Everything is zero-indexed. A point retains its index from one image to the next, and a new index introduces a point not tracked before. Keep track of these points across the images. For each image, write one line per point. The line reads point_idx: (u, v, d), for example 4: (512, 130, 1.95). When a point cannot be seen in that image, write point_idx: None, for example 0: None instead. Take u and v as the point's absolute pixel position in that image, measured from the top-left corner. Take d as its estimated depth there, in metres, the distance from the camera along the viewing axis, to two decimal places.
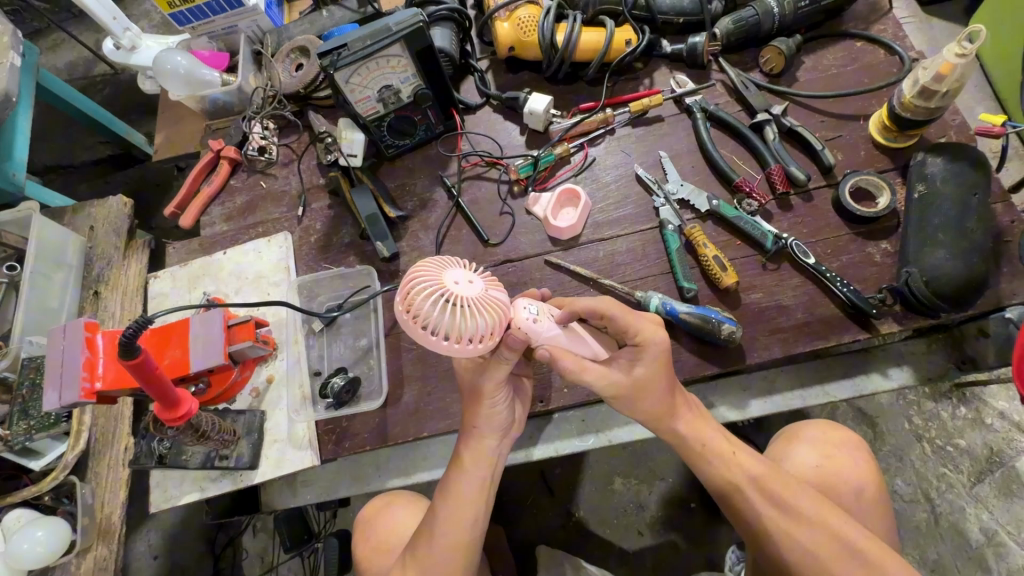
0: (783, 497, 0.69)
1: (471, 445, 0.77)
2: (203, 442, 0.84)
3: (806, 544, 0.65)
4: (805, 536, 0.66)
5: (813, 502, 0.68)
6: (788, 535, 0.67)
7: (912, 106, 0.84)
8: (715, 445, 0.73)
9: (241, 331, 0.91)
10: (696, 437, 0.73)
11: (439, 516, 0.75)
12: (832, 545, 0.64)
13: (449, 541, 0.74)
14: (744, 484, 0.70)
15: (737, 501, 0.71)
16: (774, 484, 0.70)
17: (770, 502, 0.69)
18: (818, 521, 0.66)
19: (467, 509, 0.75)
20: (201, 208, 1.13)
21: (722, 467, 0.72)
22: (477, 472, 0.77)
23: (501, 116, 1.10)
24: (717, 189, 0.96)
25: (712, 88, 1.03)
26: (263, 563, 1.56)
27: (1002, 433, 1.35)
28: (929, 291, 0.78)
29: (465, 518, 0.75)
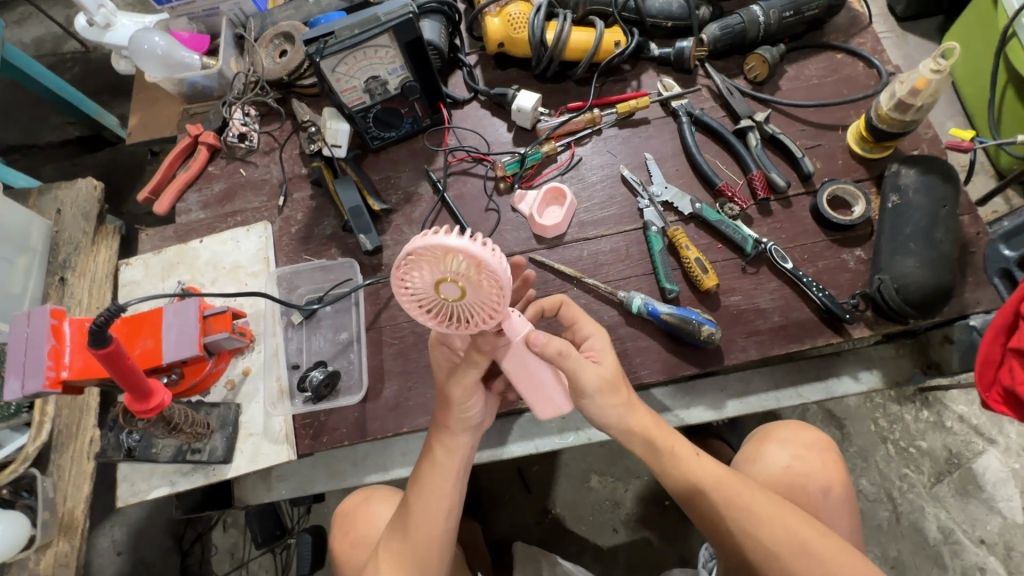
0: (748, 500, 0.70)
1: (444, 443, 0.76)
2: (175, 435, 0.82)
3: (772, 547, 0.67)
4: (771, 539, 0.67)
5: (776, 505, 0.69)
6: (754, 538, 0.68)
7: (888, 119, 0.87)
8: (683, 449, 0.74)
9: (217, 322, 0.89)
10: (663, 443, 0.73)
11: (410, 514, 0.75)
12: (795, 546, 0.66)
13: (422, 539, 0.74)
14: (712, 487, 0.71)
15: (704, 504, 0.72)
16: (739, 487, 0.71)
17: (737, 505, 0.70)
18: (782, 524, 0.68)
19: (440, 507, 0.74)
20: (177, 194, 1.10)
21: (690, 471, 0.73)
22: (447, 467, 0.75)
23: (488, 112, 1.09)
24: (700, 193, 0.98)
25: (698, 93, 1.05)
26: (233, 559, 1.52)
27: (960, 435, 1.42)
28: (900, 298, 0.81)
29: (437, 516, 0.74)
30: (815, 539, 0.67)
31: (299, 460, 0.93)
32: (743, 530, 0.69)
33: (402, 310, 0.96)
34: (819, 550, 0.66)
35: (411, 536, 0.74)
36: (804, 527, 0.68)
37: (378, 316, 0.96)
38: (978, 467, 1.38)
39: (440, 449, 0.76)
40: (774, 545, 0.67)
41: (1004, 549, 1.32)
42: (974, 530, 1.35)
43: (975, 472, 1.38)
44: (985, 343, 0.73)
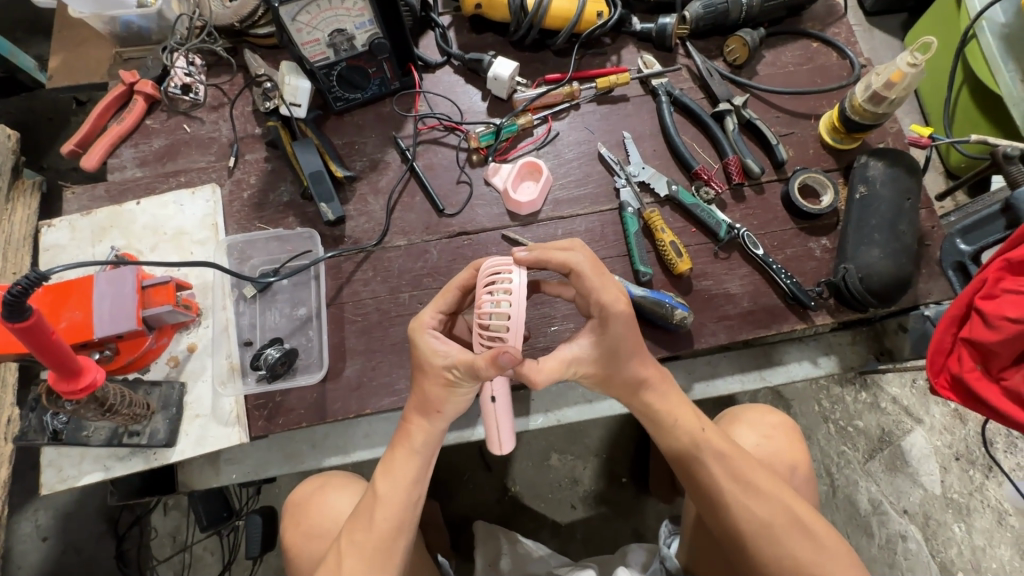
0: (747, 471, 0.71)
1: (422, 422, 0.72)
2: (109, 417, 0.74)
3: (762, 516, 0.69)
4: (762, 509, 0.69)
5: (774, 480, 0.71)
6: (744, 507, 0.70)
7: (862, 110, 0.88)
8: (686, 418, 0.74)
9: (157, 294, 0.80)
10: (667, 411, 0.74)
11: (378, 498, 0.71)
12: (784, 518, 0.68)
13: (389, 527, 0.70)
14: (712, 457, 0.73)
15: (703, 472, 0.73)
16: (739, 460, 0.72)
17: (736, 477, 0.71)
18: (773, 496, 0.70)
19: (407, 490, 0.71)
20: (110, 148, 0.98)
21: (693, 440, 0.74)
22: (424, 446, 0.72)
23: (462, 78, 1.03)
24: (676, 175, 0.97)
25: (678, 73, 1.02)
26: (175, 543, 1.44)
27: (893, 416, 1.52)
28: (863, 287, 0.83)
29: (405, 500, 0.71)
30: (799, 511, 0.69)
31: (251, 442, 0.87)
32: (736, 498, 0.70)
33: (366, 286, 0.91)
34: (804, 524, 0.68)
35: (380, 524, 0.70)
36: (794, 502, 0.70)
37: (340, 292, 0.90)
38: (906, 443, 1.50)
39: (415, 424, 0.72)
40: (765, 516, 0.69)
41: (923, 518, 1.45)
42: (899, 501, 1.46)
43: (903, 449, 1.50)
44: (938, 332, 0.76)
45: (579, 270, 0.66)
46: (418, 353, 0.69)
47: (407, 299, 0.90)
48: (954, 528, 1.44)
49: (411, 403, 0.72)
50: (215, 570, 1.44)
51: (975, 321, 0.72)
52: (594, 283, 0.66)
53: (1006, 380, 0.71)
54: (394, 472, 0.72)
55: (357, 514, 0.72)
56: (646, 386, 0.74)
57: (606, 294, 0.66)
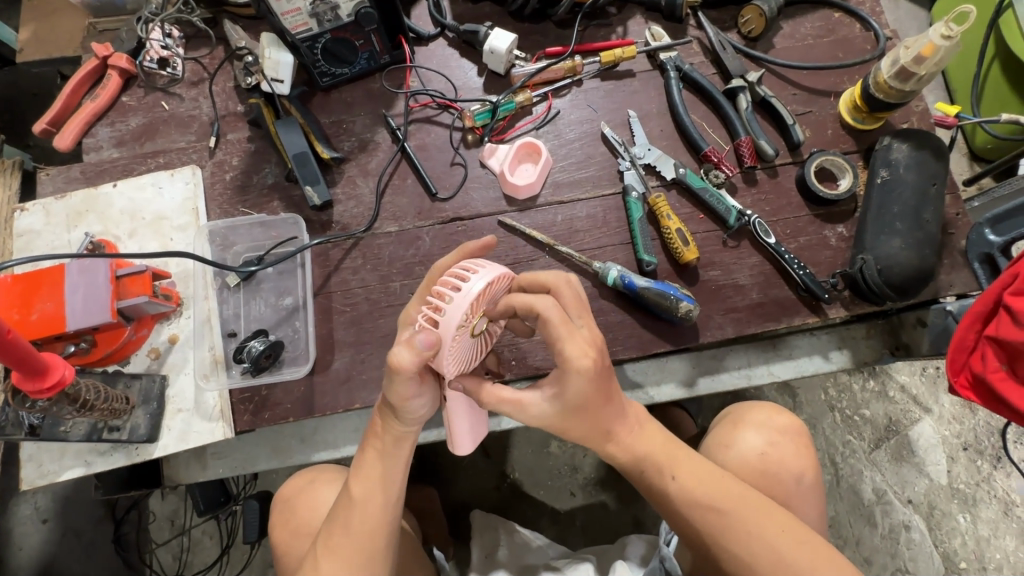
0: (723, 506, 0.66)
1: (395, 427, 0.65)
2: (85, 413, 0.71)
3: (742, 557, 0.65)
4: (740, 548, 0.65)
5: (754, 513, 0.66)
6: (722, 544, 0.66)
7: (887, 88, 0.81)
8: (655, 459, 0.69)
9: (133, 284, 0.77)
10: (634, 451, 0.69)
11: (353, 502, 0.66)
12: (766, 557, 0.63)
13: (370, 531, 0.65)
14: (682, 499, 0.68)
15: (678, 516, 0.68)
16: (712, 498, 0.67)
17: (710, 518, 0.66)
18: (753, 533, 0.65)
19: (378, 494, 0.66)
20: (85, 127, 0.93)
21: (662, 486, 0.69)
22: (399, 450, 0.67)
23: (457, 51, 0.96)
24: (684, 157, 0.91)
25: (688, 46, 0.95)
26: (173, 526, 1.44)
27: (901, 404, 1.49)
28: (881, 280, 0.78)
29: (378, 502, 0.66)
30: (784, 548, 0.63)
31: (236, 437, 0.84)
32: (713, 538, 0.66)
33: (355, 274, 0.86)
34: (790, 557, 0.63)
35: (358, 527, 0.65)
36: (776, 536, 0.64)
37: (328, 280, 0.86)
38: (913, 433, 1.47)
39: (385, 428, 0.66)
40: (745, 555, 0.64)
41: (928, 508, 1.42)
42: (904, 491, 1.44)
43: (910, 438, 1.47)
44: (961, 329, 0.72)
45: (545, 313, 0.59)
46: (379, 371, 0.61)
47: (398, 288, 0.86)
48: (959, 519, 1.41)
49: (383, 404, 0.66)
50: (213, 554, 1.44)
51: (1003, 318, 0.67)
52: (560, 332, 0.58)
53: None
54: (363, 474, 0.67)
55: (335, 519, 0.67)
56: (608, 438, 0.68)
57: (571, 346, 0.58)
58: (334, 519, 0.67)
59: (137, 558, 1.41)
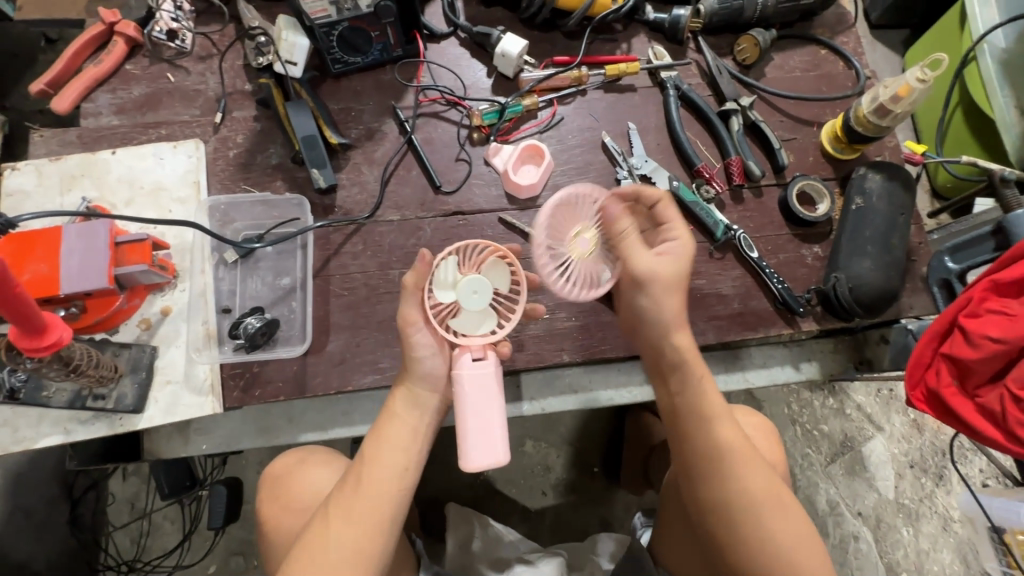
0: (763, 468, 0.70)
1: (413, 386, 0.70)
2: (73, 378, 0.70)
3: (776, 517, 0.67)
4: (768, 509, 0.68)
5: (782, 481, 0.71)
6: (750, 505, 0.68)
7: (866, 122, 0.88)
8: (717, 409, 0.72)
9: (132, 252, 0.76)
10: (697, 397, 0.72)
11: (375, 461, 0.67)
12: (795, 520, 0.68)
13: (388, 492, 0.66)
14: (736, 451, 0.70)
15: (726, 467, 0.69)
16: (749, 455, 0.70)
17: (755, 472, 0.69)
18: (785, 494, 0.69)
19: (406, 454, 0.68)
20: (85, 92, 0.91)
21: (721, 431, 0.70)
22: (420, 411, 0.70)
23: (467, 51, 0.99)
24: (678, 171, 0.96)
25: (687, 67, 1.01)
26: (133, 509, 1.40)
27: (856, 422, 1.58)
28: (851, 297, 0.84)
29: (404, 462, 0.68)
30: (806, 515, 0.69)
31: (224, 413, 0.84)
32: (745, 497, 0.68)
33: (354, 260, 0.88)
34: (802, 528, 0.68)
35: (365, 493, 0.65)
36: (801, 503, 0.70)
37: (328, 263, 0.87)
38: (865, 449, 1.56)
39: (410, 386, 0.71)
40: (768, 517, 0.67)
41: (875, 520, 1.51)
42: (854, 503, 1.52)
43: (863, 454, 1.56)
44: (919, 346, 0.79)
45: (665, 201, 0.76)
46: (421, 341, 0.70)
47: (397, 276, 0.88)
48: (901, 531, 1.51)
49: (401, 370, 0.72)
50: (174, 540, 1.40)
51: (957, 336, 0.74)
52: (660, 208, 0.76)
53: (981, 398, 0.73)
54: (391, 438, 0.68)
55: (344, 484, 0.66)
56: (682, 364, 0.73)
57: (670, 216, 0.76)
58: (342, 487, 0.66)
59: (92, 541, 1.36)
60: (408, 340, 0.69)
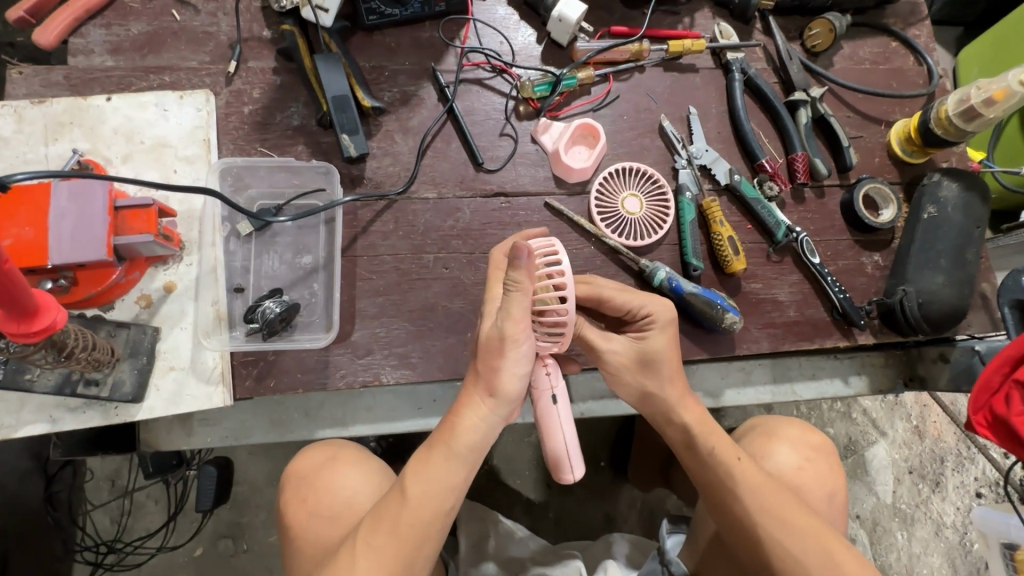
0: (783, 503, 0.67)
1: (480, 405, 0.58)
2: (64, 363, 0.61)
3: (797, 557, 0.64)
4: (796, 548, 0.64)
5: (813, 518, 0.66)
6: (774, 540, 0.65)
7: (947, 124, 0.82)
8: (722, 446, 0.71)
9: (135, 219, 0.65)
10: (698, 436, 0.72)
11: (406, 500, 0.57)
12: (822, 561, 0.63)
13: (418, 532, 0.56)
14: (747, 490, 0.68)
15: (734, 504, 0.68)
16: (768, 492, 0.68)
17: (769, 511, 0.66)
18: (813, 535, 0.65)
19: (440, 496, 0.57)
20: (74, 24, 0.78)
21: (728, 469, 0.69)
22: (465, 453, 0.58)
23: (516, 12, 0.88)
24: (738, 164, 0.89)
25: (753, 50, 0.92)
26: (114, 487, 1.31)
27: (861, 426, 1.58)
28: (919, 313, 0.80)
29: (440, 500, 0.57)
30: (842, 559, 0.63)
31: (233, 404, 0.75)
32: (767, 534, 0.65)
33: (384, 240, 0.78)
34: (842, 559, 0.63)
35: (405, 529, 0.56)
36: (838, 545, 0.64)
37: (354, 242, 0.77)
38: (868, 454, 1.56)
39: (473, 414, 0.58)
40: (802, 555, 0.64)
41: (872, 524, 1.52)
42: (853, 506, 1.52)
43: (865, 458, 1.56)
44: (988, 370, 0.75)
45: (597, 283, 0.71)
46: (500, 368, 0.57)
47: (431, 261, 0.79)
48: (897, 535, 1.51)
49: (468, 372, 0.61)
50: (158, 520, 1.31)
51: None
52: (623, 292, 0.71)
53: None
54: (428, 475, 0.57)
55: (384, 506, 0.57)
56: (675, 406, 0.73)
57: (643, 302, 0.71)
58: (378, 512, 0.58)
59: (67, 519, 1.26)
60: (513, 352, 0.56)
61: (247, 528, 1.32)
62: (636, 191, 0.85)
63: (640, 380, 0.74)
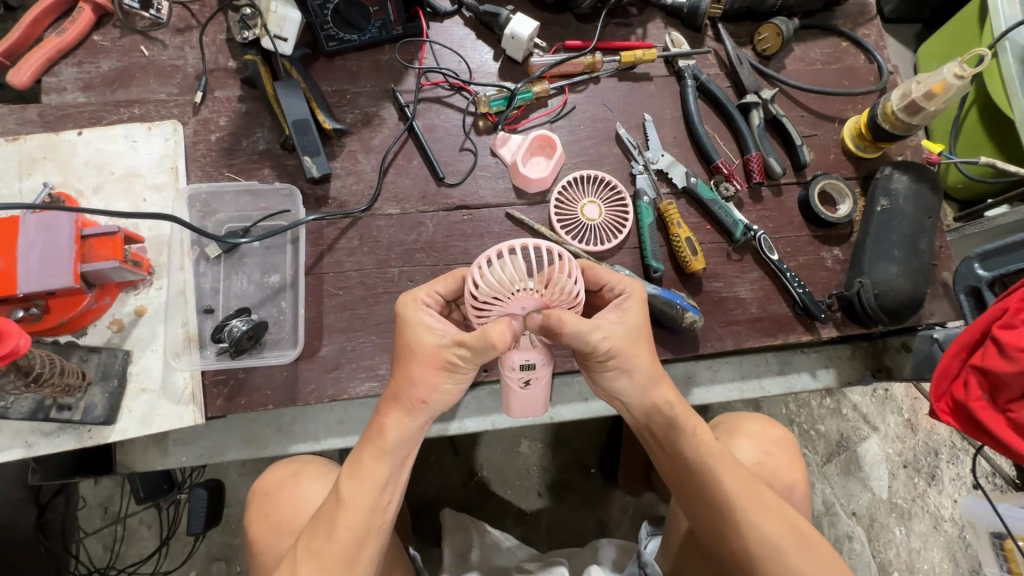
0: (759, 490, 0.67)
1: (400, 419, 0.59)
2: (34, 388, 0.63)
3: (774, 543, 0.64)
4: (774, 532, 0.65)
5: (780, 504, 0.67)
6: (754, 528, 0.65)
7: (893, 118, 0.85)
8: (703, 434, 0.67)
9: (101, 246, 0.68)
10: (683, 426, 0.66)
11: (341, 503, 0.59)
12: (797, 544, 0.64)
13: (356, 536, 0.58)
14: (728, 477, 0.66)
15: (717, 494, 0.66)
16: (744, 482, 0.67)
17: (746, 499, 0.66)
18: (788, 520, 0.66)
19: (377, 494, 0.59)
20: (46, 64, 0.82)
21: (709, 458, 0.67)
22: (399, 451, 0.60)
23: (473, 32, 0.92)
24: (695, 167, 0.91)
25: (705, 56, 0.95)
26: (106, 514, 1.31)
27: (852, 422, 1.57)
28: (877, 304, 0.81)
29: (375, 503, 0.59)
30: (813, 541, 0.65)
31: (207, 422, 0.77)
32: (748, 522, 0.65)
33: (350, 257, 0.81)
34: (810, 537, 0.66)
35: (343, 532, 0.58)
36: (805, 529, 0.66)
37: (320, 260, 0.80)
38: (861, 450, 1.55)
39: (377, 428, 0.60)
40: (780, 541, 0.64)
41: (869, 520, 1.50)
42: (849, 503, 1.51)
43: (858, 454, 1.55)
44: (946, 357, 0.75)
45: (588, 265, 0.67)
46: (405, 326, 0.60)
47: (396, 274, 0.81)
48: (895, 531, 1.50)
49: (388, 393, 0.60)
50: (151, 546, 1.32)
51: (990, 349, 0.70)
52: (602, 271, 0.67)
53: (1013, 413, 0.70)
54: (361, 477, 0.59)
55: (318, 519, 0.59)
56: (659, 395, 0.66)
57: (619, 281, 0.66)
58: (317, 520, 0.59)
59: (61, 548, 1.27)
60: (413, 337, 0.59)
61: (239, 550, 1.33)
62: (595, 198, 0.87)
63: (634, 361, 0.63)
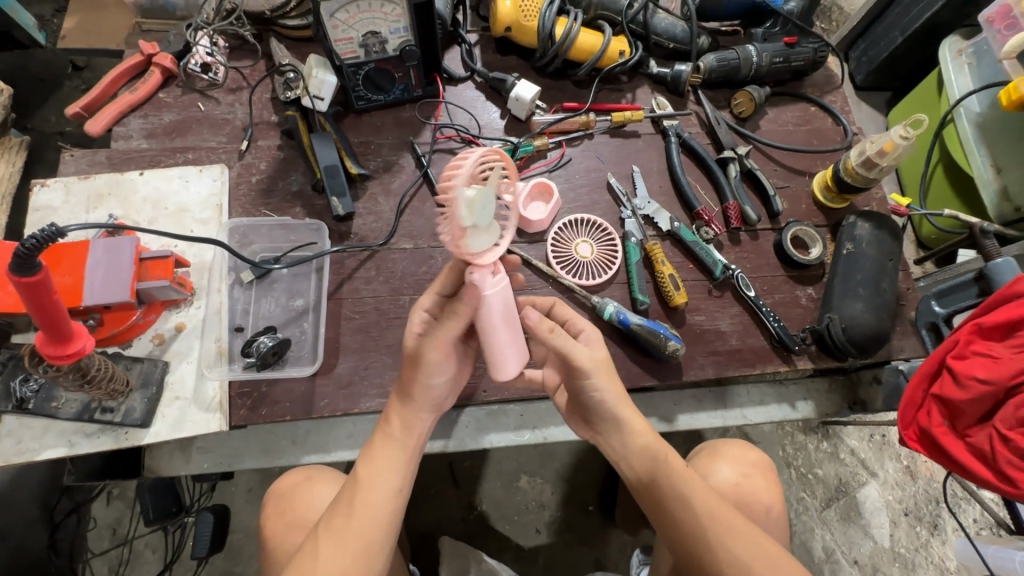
0: (730, 513, 0.68)
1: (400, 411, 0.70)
2: (86, 388, 0.72)
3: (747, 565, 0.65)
4: (745, 554, 0.65)
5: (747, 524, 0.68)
6: (723, 547, 0.66)
7: (854, 173, 0.95)
8: (670, 460, 0.71)
9: (155, 268, 0.79)
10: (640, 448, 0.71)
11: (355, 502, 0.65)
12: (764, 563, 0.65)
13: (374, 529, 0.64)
14: (697, 503, 0.68)
15: (686, 521, 0.68)
16: (714, 506, 0.68)
17: (717, 522, 0.67)
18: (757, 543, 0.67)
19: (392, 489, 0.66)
20: (117, 116, 0.96)
21: (676, 485, 0.69)
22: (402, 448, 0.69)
23: (483, 94, 1.06)
24: (678, 212, 1.01)
25: (688, 117, 1.08)
26: (114, 536, 1.35)
27: (851, 467, 1.58)
28: (845, 337, 0.88)
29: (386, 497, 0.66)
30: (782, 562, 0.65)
31: (229, 431, 0.84)
32: (720, 543, 0.66)
33: (367, 285, 0.90)
34: (777, 557, 0.66)
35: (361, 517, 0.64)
36: (773, 549, 0.66)
37: (341, 286, 0.89)
38: (861, 495, 1.55)
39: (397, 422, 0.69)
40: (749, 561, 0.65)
41: (872, 570, 1.48)
42: (850, 551, 1.50)
43: (857, 500, 1.55)
44: (911, 386, 0.81)
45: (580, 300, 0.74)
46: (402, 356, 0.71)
47: (407, 301, 0.90)
48: None
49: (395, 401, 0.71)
50: (154, 570, 1.34)
51: (946, 378, 0.76)
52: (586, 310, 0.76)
53: (970, 438, 0.75)
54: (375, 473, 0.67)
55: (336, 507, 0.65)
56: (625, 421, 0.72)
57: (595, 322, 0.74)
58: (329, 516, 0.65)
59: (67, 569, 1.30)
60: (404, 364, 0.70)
61: None
62: (588, 238, 0.97)
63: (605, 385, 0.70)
